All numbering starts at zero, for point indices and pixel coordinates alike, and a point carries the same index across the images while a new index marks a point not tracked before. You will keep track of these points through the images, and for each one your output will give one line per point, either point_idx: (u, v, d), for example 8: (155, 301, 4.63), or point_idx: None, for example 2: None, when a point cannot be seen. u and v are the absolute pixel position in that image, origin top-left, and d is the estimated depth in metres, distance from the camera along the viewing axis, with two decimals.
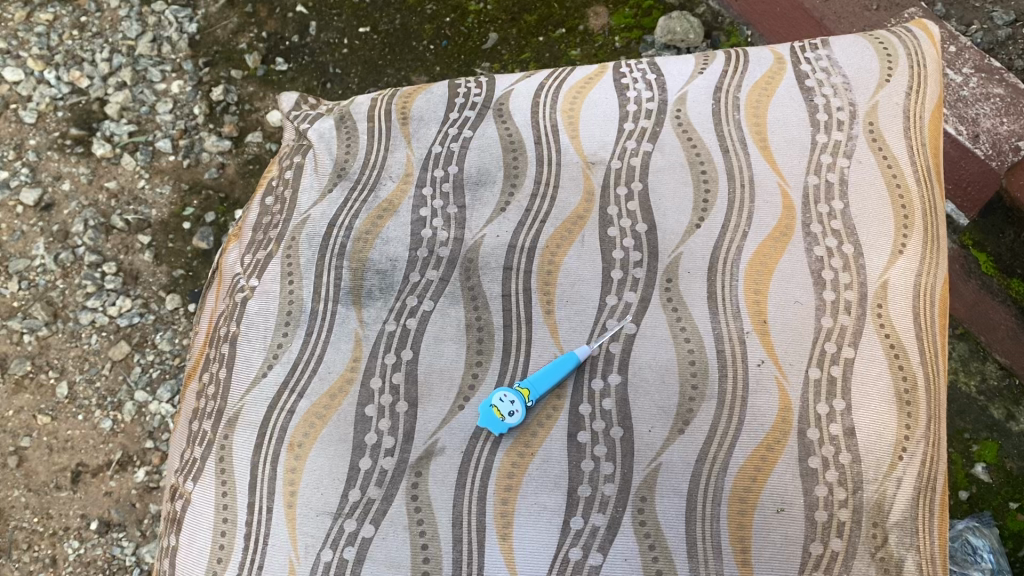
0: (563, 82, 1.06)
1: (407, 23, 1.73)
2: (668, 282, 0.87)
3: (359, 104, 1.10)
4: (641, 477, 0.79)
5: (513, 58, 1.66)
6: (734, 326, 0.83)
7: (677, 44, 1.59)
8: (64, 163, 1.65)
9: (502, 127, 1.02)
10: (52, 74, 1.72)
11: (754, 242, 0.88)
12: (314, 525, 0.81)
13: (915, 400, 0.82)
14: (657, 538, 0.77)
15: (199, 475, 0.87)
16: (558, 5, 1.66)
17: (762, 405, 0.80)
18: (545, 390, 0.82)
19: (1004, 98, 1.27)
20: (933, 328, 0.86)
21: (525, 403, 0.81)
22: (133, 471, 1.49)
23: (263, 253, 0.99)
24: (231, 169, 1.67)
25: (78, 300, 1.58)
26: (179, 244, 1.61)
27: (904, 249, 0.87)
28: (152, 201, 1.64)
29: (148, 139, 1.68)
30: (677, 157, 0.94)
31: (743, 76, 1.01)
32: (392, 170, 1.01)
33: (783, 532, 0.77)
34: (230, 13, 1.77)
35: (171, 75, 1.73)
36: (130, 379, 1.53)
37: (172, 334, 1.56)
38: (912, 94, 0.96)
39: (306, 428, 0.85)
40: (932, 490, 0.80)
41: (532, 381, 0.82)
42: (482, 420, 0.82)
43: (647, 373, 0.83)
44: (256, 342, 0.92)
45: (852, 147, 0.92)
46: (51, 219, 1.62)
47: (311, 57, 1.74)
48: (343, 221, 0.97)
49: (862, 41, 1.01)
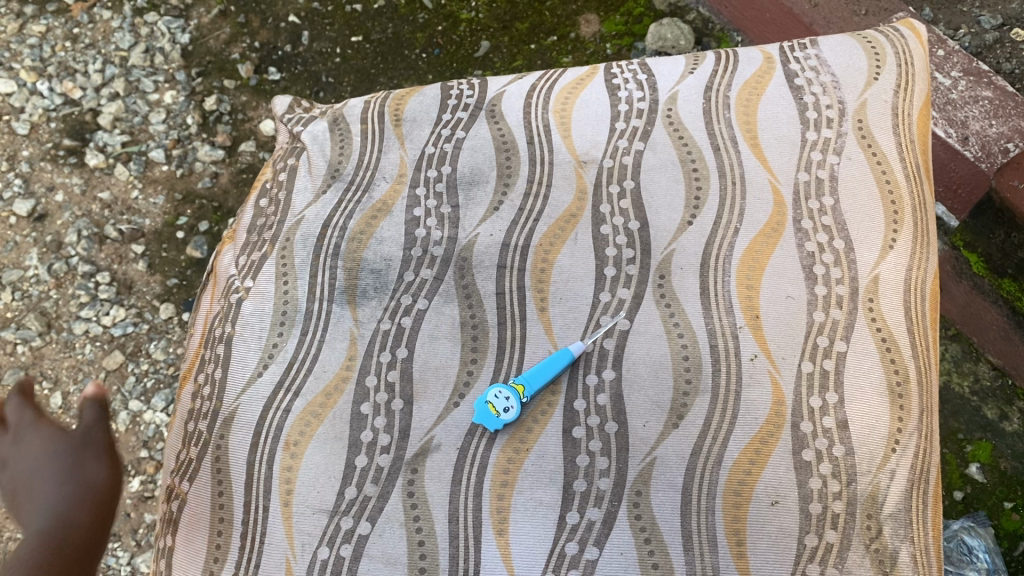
0: (554, 83, 1.07)
1: (399, 32, 1.74)
2: (661, 280, 0.87)
3: (353, 107, 1.10)
4: (636, 471, 0.80)
5: (505, 66, 1.67)
6: (726, 322, 0.84)
7: (668, 51, 1.60)
8: (57, 174, 1.66)
9: (495, 127, 1.03)
10: (45, 86, 1.72)
11: (745, 238, 0.88)
12: (311, 523, 0.82)
13: (907, 393, 0.82)
14: (653, 532, 0.78)
15: (195, 475, 0.87)
16: (549, 13, 1.68)
17: (755, 400, 0.81)
18: (540, 386, 0.83)
19: (992, 100, 1.29)
20: (925, 321, 0.87)
21: (519, 399, 0.82)
22: (128, 480, 1.49)
23: (257, 254, 0.99)
24: (225, 178, 1.68)
25: (72, 310, 1.58)
26: (174, 253, 1.62)
27: (894, 244, 0.87)
28: (145, 210, 1.64)
29: (141, 149, 1.68)
30: (669, 156, 0.95)
31: (733, 75, 1.02)
32: (386, 171, 1.02)
33: (777, 525, 0.77)
34: (223, 23, 1.78)
35: (164, 85, 1.73)
36: (125, 388, 1.53)
37: (166, 343, 1.55)
38: (900, 91, 0.97)
39: (302, 426, 0.86)
40: (925, 482, 0.81)
41: (527, 376, 0.83)
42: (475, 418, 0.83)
43: (641, 368, 0.83)
44: (251, 342, 0.92)
45: (841, 143, 0.93)
46: (44, 230, 1.63)
47: (304, 66, 1.74)
48: (337, 221, 0.98)
49: (850, 40, 1.02)
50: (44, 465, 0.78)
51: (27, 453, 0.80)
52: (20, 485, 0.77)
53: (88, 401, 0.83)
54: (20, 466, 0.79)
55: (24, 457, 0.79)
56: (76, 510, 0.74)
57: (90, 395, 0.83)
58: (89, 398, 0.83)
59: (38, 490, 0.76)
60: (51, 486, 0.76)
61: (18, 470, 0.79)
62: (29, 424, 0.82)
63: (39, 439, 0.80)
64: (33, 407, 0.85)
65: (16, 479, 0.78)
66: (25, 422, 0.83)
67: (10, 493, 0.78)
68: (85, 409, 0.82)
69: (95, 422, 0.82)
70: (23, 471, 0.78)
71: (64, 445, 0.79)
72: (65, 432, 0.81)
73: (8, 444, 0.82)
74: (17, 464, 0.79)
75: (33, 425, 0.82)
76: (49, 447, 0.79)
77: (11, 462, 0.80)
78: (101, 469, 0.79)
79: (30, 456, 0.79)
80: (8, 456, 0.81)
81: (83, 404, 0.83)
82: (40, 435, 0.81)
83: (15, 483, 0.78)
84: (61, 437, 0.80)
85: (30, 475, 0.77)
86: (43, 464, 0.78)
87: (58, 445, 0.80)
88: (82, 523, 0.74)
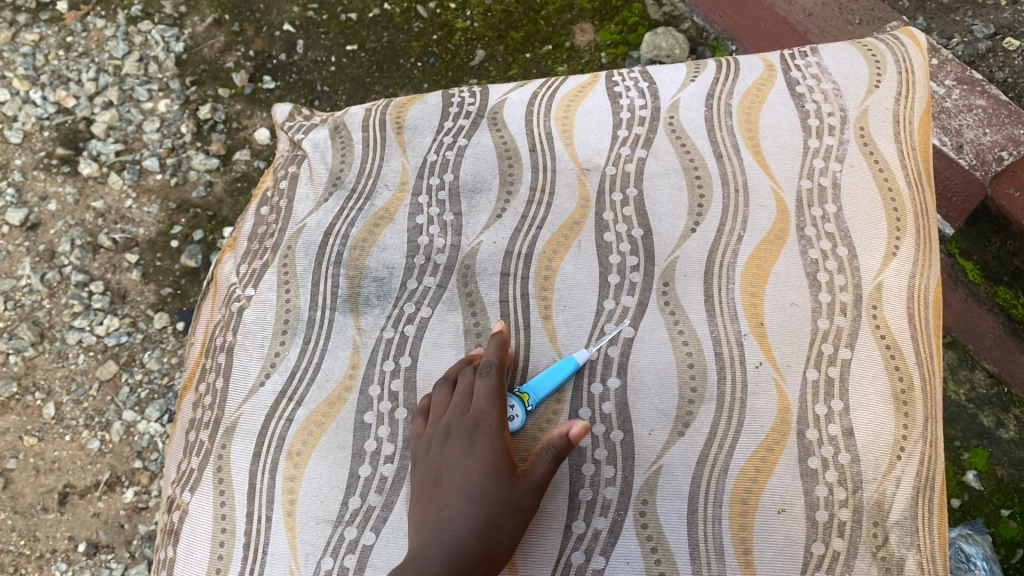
0: (556, 90, 1.07)
1: (394, 41, 1.74)
2: (665, 287, 0.87)
3: (353, 114, 1.10)
4: (641, 480, 0.79)
5: (501, 75, 1.67)
6: (731, 329, 0.84)
7: (663, 60, 1.61)
8: (51, 183, 1.65)
9: (497, 135, 1.03)
10: (38, 94, 1.72)
11: (749, 245, 0.88)
12: (314, 534, 0.80)
13: (912, 399, 0.82)
14: (659, 541, 0.77)
15: (197, 486, 0.87)
16: (544, 22, 1.68)
17: (760, 407, 0.80)
18: (545, 394, 0.83)
19: (986, 109, 1.28)
20: (928, 329, 0.87)
21: (525, 407, 0.82)
22: (121, 491, 1.47)
23: (258, 262, 0.98)
24: (220, 187, 1.66)
25: (65, 320, 1.56)
26: (168, 262, 1.61)
27: (897, 252, 0.87)
28: (139, 219, 1.63)
29: (136, 158, 1.67)
30: (671, 163, 0.95)
31: (734, 83, 1.02)
32: (388, 179, 1.01)
33: (784, 533, 0.77)
34: (217, 32, 1.78)
35: (159, 95, 1.73)
36: (118, 399, 1.51)
37: (160, 353, 1.54)
38: (900, 99, 0.97)
39: (304, 435, 0.85)
40: (931, 490, 0.80)
41: (532, 385, 0.83)
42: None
43: (646, 376, 0.83)
44: (253, 350, 0.91)
45: (843, 151, 0.93)
46: (37, 239, 1.62)
47: (299, 75, 1.74)
48: (339, 229, 0.97)
49: (851, 48, 1.03)
50: (471, 485, 0.71)
51: (462, 451, 0.74)
52: (446, 478, 0.73)
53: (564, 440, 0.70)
54: (453, 461, 0.74)
55: (458, 454, 0.74)
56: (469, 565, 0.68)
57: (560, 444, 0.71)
58: (559, 442, 0.71)
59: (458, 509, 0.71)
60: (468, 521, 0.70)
61: (446, 460, 0.74)
62: (489, 420, 0.75)
63: (481, 452, 0.73)
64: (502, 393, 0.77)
65: (446, 468, 0.74)
66: (482, 408, 0.76)
67: (436, 475, 0.74)
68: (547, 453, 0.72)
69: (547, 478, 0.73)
70: (458, 479, 0.72)
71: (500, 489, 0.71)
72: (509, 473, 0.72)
73: (461, 426, 0.76)
74: (451, 454, 0.74)
75: (469, 415, 0.76)
76: (483, 471, 0.72)
77: (450, 443, 0.75)
78: (505, 526, 0.71)
79: (467, 462, 0.73)
80: (449, 436, 0.76)
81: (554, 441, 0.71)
82: (486, 445, 0.73)
83: (442, 473, 0.74)
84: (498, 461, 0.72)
85: (460, 488, 0.71)
86: (480, 492, 0.71)
87: (487, 473, 0.72)
88: None
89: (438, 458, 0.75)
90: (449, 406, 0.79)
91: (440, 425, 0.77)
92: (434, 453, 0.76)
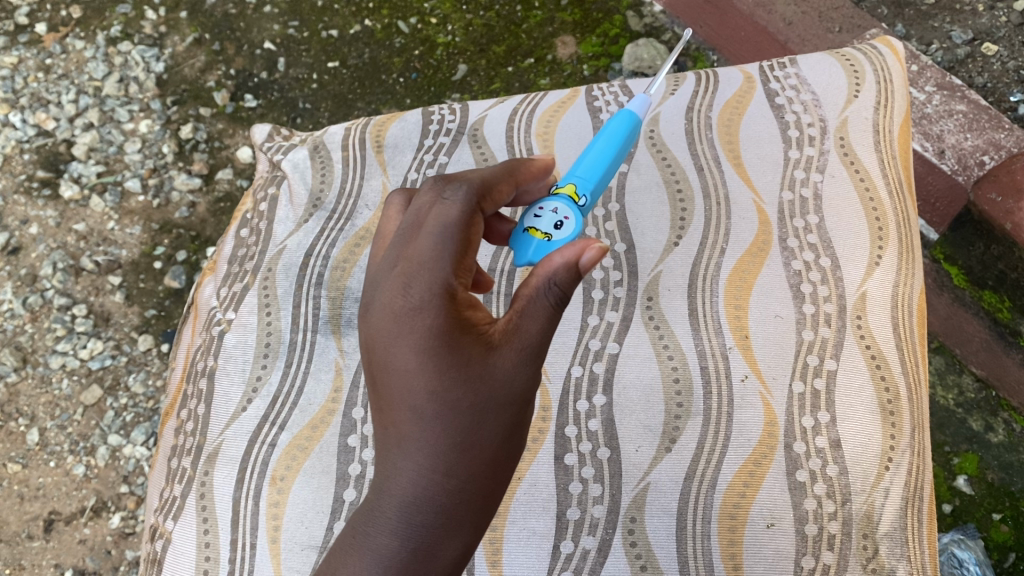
0: (536, 106, 1.06)
1: (376, 57, 1.74)
2: (649, 301, 0.87)
3: (333, 134, 1.09)
4: (630, 498, 0.79)
5: (483, 89, 1.67)
6: (716, 343, 0.84)
7: (645, 71, 1.60)
8: (31, 207, 1.64)
9: (478, 151, 1.02)
10: (18, 118, 1.71)
11: (731, 258, 0.88)
12: (300, 560, 0.80)
13: (899, 409, 0.81)
14: (648, 559, 0.77)
15: (180, 513, 0.86)
16: (525, 36, 1.68)
17: (747, 421, 0.80)
18: (598, 186, 0.69)
19: (967, 113, 1.29)
20: (913, 338, 0.86)
21: (580, 207, 0.68)
22: (108, 517, 1.44)
23: (239, 285, 0.98)
24: (203, 207, 1.65)
25: (48, 344, 1.54)
26: (151, 283, 1.59)
27: (880, 261, 0.87)
28: (121, 241, 1.62)
29: (117, 179, 1.66)
30: (653, 178, 0.95)
31: (714, 95, 1.02)
32: (368, 199, 1.00)
33: (774, 547, 0.76)
34: (198, 51, 1.77)
35: (139, 115, 1.71)
36: (103, 423, 1.49)
37: (145, 376, 1.52)
38: (880, 108, 0.97)
39: (288, 460, 0.84)
40: (920, 499, 0.80)
41: (579, 179, 0.69)
42: (513, 249, 0.67)
43: (632, 393, 0.83)
44: (234, 375, 0.91)
45: (824, 161, 0.93)
46: (19, 263, 1.60)
47: (281, 93, 1.73)
48: (320, 250, 0.96)
49: (829, 59, 1.03)
50: (416, 400, 0.57)
51: (395, 336, 0.57)
52: (387, 368, 0.58)
53: (569, 268, 0.57)
54: (387, 357, 0.58)
55: (391, 339, 0.57)
56: (439, 498, 0.56)
57: (562, 275, 0.57)
58: (564, 271, 0.57)
59: (411, 426, 0.57)
60: (423, 443, 0.57)
61: (378, 336, 0.58)
62: (425, 285, 0.56)
63: (418, 347, 0.56)
64: (452, 236, 0.58)
65: (384, 365, 0.58)
66: (418, 262, 0.57)
67: (376, 370, 0.59)
68: (540, 296, 0.57)
69: (540, 334, 0.58)
70: (400, 388, 0.57)
71: (456, 387, 0.56)
72: (475, 358, 0.57)
73: (390, 289, 0.58)
74: (382, 331, 0.58)
75: (401, 272, 0.58)
76: (426, 364, 0.56)
77: (380, 309, 0.59)
78: (475, 439, 0.57)
79: (402, 362, 0.57)
80: (378, 298, 0.59)
81: (552, 271, 0.57)
82: (421, 329, 0.56)
83: (382, 374, 0.58)
84: (446, 356, 0.56)
85: (405, 402, 0.57)
86: (429, 402, 0.57)
87: (434, 378, 0.56)
88: (446, 528, 0.57)
89: (372, 330, 0.59)
90: (392, 247, 0.61)
91: (375, 283, 0.60)
92: (367, 313, 0.60)
